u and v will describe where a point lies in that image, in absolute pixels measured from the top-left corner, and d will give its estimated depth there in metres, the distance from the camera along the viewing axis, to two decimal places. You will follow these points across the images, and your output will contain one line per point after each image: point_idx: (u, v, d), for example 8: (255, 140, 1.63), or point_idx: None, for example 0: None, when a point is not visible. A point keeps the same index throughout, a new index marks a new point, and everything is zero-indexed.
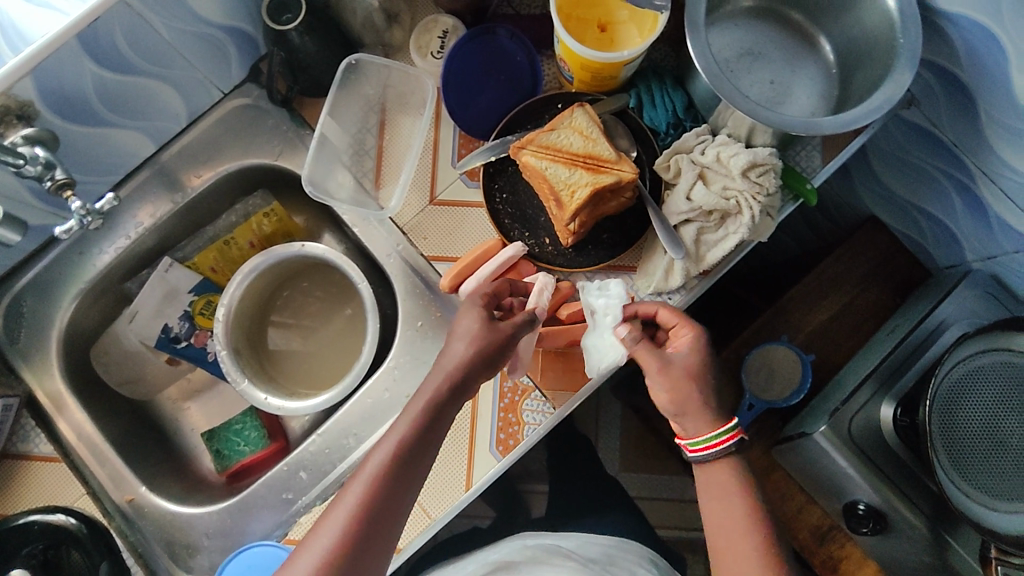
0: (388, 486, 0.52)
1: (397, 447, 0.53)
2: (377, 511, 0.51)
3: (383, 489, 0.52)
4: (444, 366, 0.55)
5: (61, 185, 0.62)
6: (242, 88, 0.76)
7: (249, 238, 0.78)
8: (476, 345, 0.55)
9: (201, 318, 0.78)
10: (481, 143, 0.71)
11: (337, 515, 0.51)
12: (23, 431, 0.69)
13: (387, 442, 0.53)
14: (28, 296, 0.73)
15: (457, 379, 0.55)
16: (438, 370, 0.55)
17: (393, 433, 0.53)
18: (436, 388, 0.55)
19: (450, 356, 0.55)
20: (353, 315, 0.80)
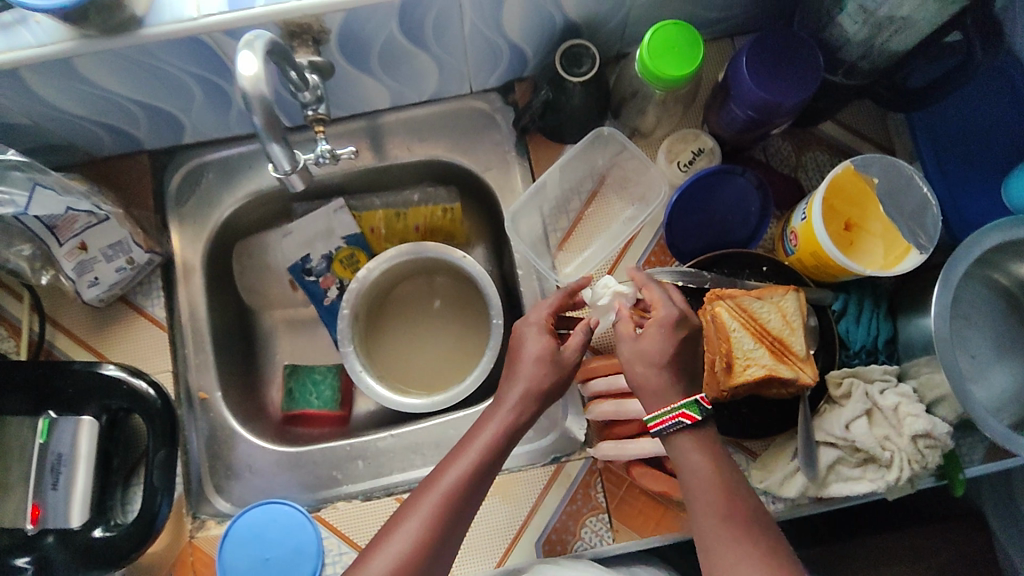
0: (460, 504, 0.51)
1: (456, 483, 0.52)
2: (450, 525, 0.51)
3: (455, 506, 0.51)
4: (508, 418, 0.55)
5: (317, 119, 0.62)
6: (489, 94, 0.78)
7: (418, 221, 0.81)
8: (542, 379, 0.56)
9: (338, 266, 0.81)
10: (672, 261, 0.71)
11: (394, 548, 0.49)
12: (149, 286, 0.72)
13: (445, 476, 0.52)
14: (214, 171, 0.76)
15: (521, 419, 0.55)
16: (504, 417, 0.55)
17: (452, 468, 0.52)
18: (504, 417, 0.55)
19: (516, 402, 0.55)
20: (470, 334, 0.80)
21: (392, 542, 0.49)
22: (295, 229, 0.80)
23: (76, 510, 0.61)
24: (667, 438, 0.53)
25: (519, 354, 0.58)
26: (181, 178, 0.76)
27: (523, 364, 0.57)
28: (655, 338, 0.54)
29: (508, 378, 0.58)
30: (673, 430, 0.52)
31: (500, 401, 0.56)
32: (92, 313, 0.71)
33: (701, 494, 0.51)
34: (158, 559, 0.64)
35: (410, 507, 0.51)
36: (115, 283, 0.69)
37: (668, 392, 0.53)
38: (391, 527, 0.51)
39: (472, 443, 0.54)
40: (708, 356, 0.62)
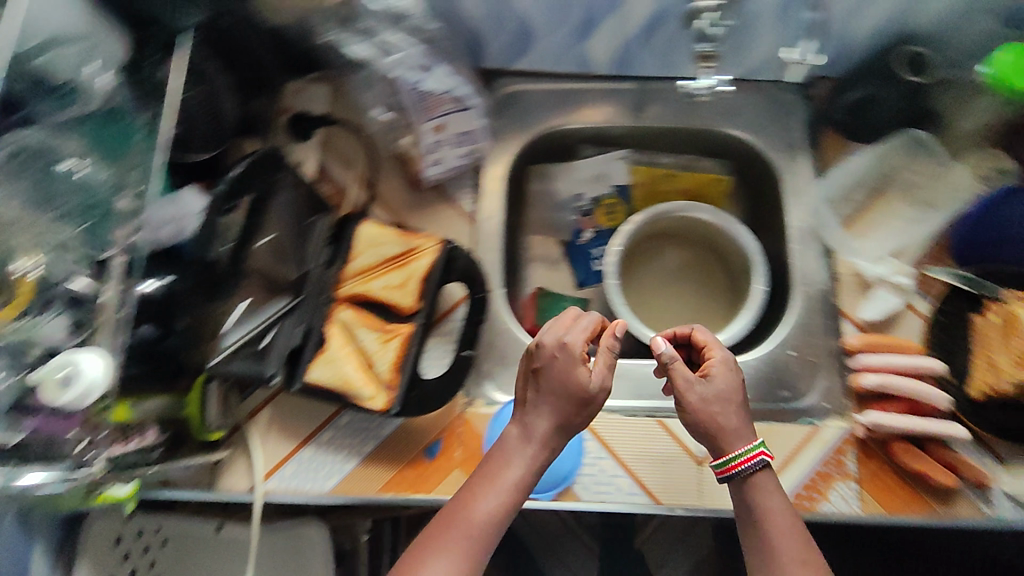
0: (498, 515, 0.57)
1: (494, 511, 0.56)
2: (486, 535, 0.56)
3: (494, 524, 0.56)
4: (556, 417, 0.59)
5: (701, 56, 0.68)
6: (786, 88, 0.84)
7: (685, 185, 0.87)
8: (553, 424, 0.59)
9: (602, 212, 0.87)
10: (948, 263, 0.75)
11: (456, 553, 0.54)
12: (463, 182, 0.78)
13: (479, 496, 0.57)
14: (529, 100, 0.83)
15: (564, 420, 0.60)
16: (550, 420, 0.59)
17: (482, 501, 0.57)
18: (520, 442, 0.59)
19: (541, 454, 0.59)
20: (711, 303, 0.85)
21: (443, 561, 0.54)
22: (576, 167, 0.86)
23: (238, 313, 0.61)
24: (748, 477, 0.56)
25: (551, 380, 0.60)
26: (502, 98, 0.83)
27: (569, 379, 0.59)
28: (724, 373, 0.60)
29: (536, 394, 0.60)
30: (757, 468, 0.56)
31: (563, 411, 0.60)
32: (411, 193, 0.77)
33: (779, 515, 0.55)
34: (437, 418, 0.69)
35: (452, 522, 0.56)
36: (449, 167, 0.75)
37: (742, 432, 0.57)
38: (446, 533, 0.56)
39: (510, 477, 0.58)
40: (987, 354, 0.68)
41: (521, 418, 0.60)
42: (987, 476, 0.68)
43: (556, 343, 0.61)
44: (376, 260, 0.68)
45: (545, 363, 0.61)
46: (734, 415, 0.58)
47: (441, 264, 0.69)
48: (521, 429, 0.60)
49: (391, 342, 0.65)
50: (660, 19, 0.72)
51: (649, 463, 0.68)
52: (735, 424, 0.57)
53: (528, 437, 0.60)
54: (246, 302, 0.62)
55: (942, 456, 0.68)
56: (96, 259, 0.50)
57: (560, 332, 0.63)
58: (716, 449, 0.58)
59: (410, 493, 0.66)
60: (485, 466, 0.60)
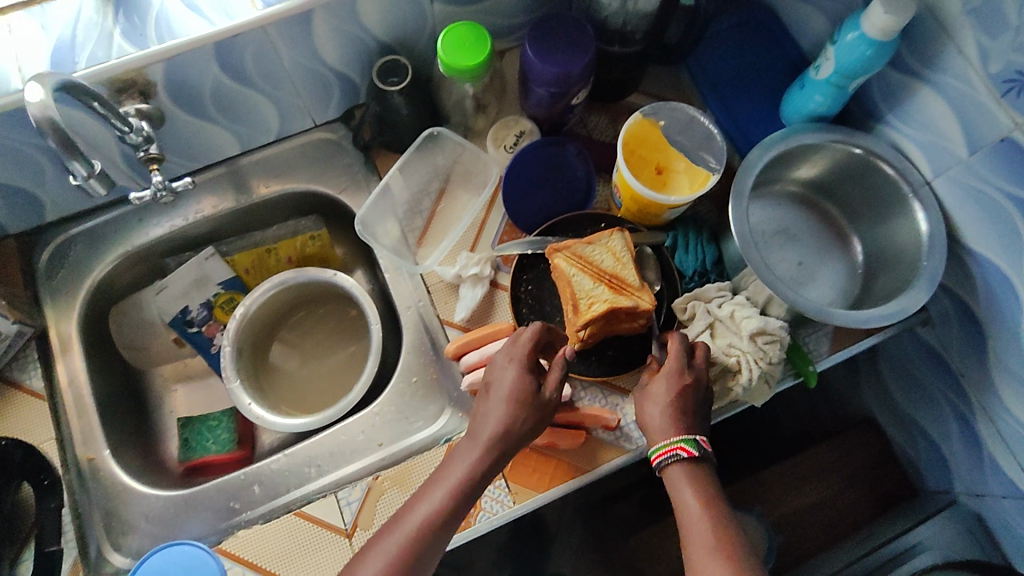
0: (438, 522, 0.55)
1: (428, 517, 0.55)
2: (425, 542, 0.55)
3: (424, 535, 0.55)
4: (502, 424, 0.58)
5: (151, 158, 0.67)
6: (331, 125, 0.84)
7: (288, 253, 0.84)
8: (504, 420, 0.58)
9: (219, 311, 0.84)
10: (523, 235, 0.76)
11: (381, 558, 0.54)
12: (23, 361, 0.72)
13: (400, 528, 0.55)
14: (81, 242, 0.79)
15: (503, 436, 0.58)
16: (496, 426, 0.58)
17: (423, 501, 0.57)
18: (470, 444, 0.59)
19: (488, 457, 0.58)
20: (353, 355, 0.84)
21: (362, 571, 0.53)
22: (166, 284, 0.81)
23: None
24: (664, 468, 0.59)
25: (495, 387, 0.61)
26: (47, 256, 0.78)
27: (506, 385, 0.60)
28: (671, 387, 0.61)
29: (485, 404, 0.60)
30: (672, 462, 0.58)
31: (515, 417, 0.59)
32: None
33: (687, 499, 0.57)
34: None
35: (382, 542, 0.55)
36: None
37: (665, 426, 0.60)
38: (389, 537, 0.55)
39: (446, 480, 0.57)
40: (564, 306, 0.68)
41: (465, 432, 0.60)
42: (616, 415, 0.68)
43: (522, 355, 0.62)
44: None
45: (501, 382, 0.61)
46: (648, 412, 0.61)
47: None
48: (472, 433, 0.60)
49: None
50: None
51: (296, 562, 0.64)
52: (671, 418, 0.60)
53: (476, 440, 0.59)
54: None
55: (566, 419, 0.67)
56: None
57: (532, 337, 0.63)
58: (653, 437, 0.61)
59: None
60: (434, 474, 0.59)
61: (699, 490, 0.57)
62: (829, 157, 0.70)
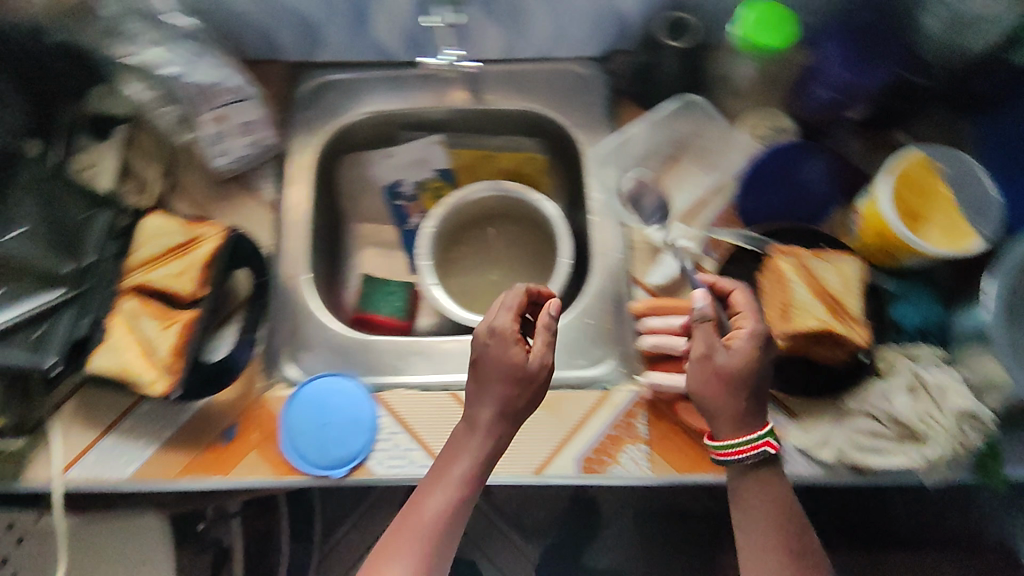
0: (452, 516, 0.57)
1: (445, 509, 0.57)
2: (449, 530, 0.57)
3: (446, 526, 0.57)
4: (498, 404, 0.58)
5: None
6: (590, 60, 0.84)
7: (508, 163, 0.87)
8: (499, 405, 0.58)
9: (427, 194, 0.89)
10: (740, 227, 0.74)
11: (410, 553, 0.56)
12: (263, 172, 0.80)
13: (415, 527, 0.57)
14: (337, 90, 0.85)
15: (506, 412, 0.58)
16: (493, 406, 0.58)
17: (430, 501, 0.58)
18: (472, 434, 0.59)
19: (490, 441, 0.59)
20: (531, 277, 0.87)
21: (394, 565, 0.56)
22: (393, 154, 0.88)
23: None
24: (754, 470, 0.59)
25: (485, 366, 0.59)
26: (306, 89, 0.84)
27: (496, 366, 0.58)
28: (748, 345, 0.57)
29: (478, 387, 0.59)
30: (757, 457, 0.57)
31: (508, 396, 0.58)
32: (212, 185, 0.79)
33: (768, 510, 0.58)
34: (234, 403, 0.72)
35: (402, 532, 0.57)
36: (238, 158, 0.77)
37: (756, 417, 0.58)
38: (403, 536, 0.57)
39: (448, 479, 0.58)
40: (769, 308, 0.67)
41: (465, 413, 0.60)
42: (777, 431, 0.67)
43: (509, 323, 0.60)
44: (156, 250, 0.70)
45: (485, 355, 0.59)
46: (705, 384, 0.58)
47: (226, 251, 0.72)
48: (469, 421, 0.59)
49: (172, 328, 0.68)
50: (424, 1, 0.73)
51: (441, 434, 0.70)
52: (741, 407, 0.57)
53: (474, 426, 0.59)
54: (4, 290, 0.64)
55: None
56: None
57: (513, 312, 0.61)
58: (723, 431, 0.58)
59: (204, 478, 0.68)
60: (439, 462, 0.59)
61: (781, 508, 0.59)
62: None
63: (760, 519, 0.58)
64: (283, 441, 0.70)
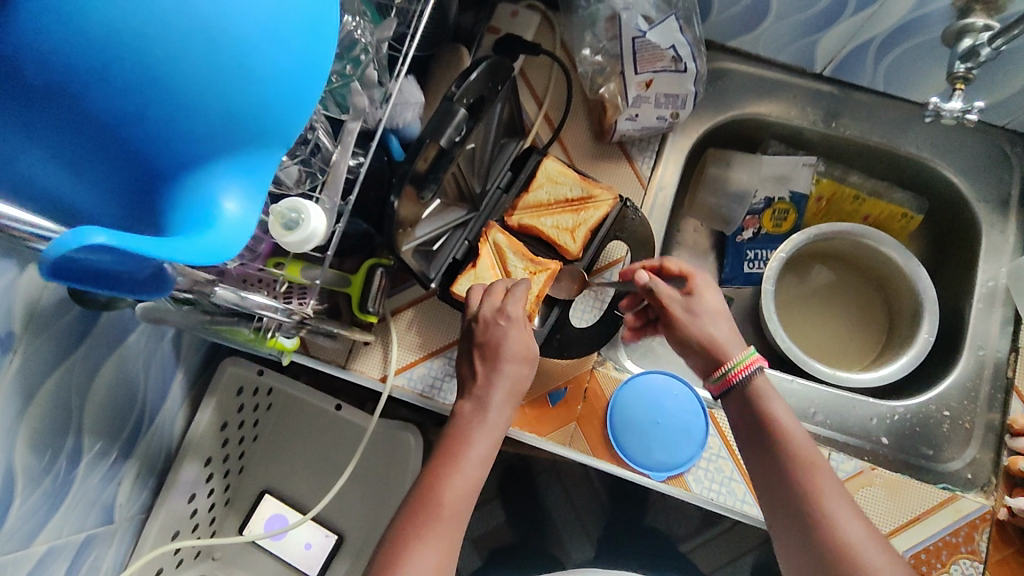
0: (465, 495, 0.52)
1: (458, 495, 0.52)
2: (451, 523, 0.51)
3: (455, 516, 0.51)
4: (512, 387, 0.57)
5: (957, 77, 0.63)
6: (1017, 135, 0.76)
7: (870, 211, 0.81)
8: (524, 366, 0.58)
9: (772, 213, 0.83)
10: None
11: (457, 516, 0.51)
12: (645, 145, 0.76)
13: (458, 472, 0.53)
14: (732, 80, 0.80)
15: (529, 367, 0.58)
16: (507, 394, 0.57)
17: (438, 498, 0.51)
18: (477, 427, 0.55)
19: (502, 423, 0.57)
20: (865, 337, 0.81)
21: (434, 539, 0.50)
22: (760, 161, 0.81)
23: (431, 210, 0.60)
24: (735, 393, 0.57)
25: (500, 355, 0.57)
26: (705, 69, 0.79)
27: (507, 366, 0.57)
28: (707, 288, 0.61)
29: (489, 386, 0.57)
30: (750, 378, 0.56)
31: (520, 379, 0.58)
32: (593, 143, 0.76)
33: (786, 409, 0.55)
34: (568, 368, 0.69)
35: (441, 476, 0.53)
36: (643, 126, 0.73)
37: (733, 346, 0.58)
38: (428, 515, 0.51)
39: (465, 461, 0.53)
40: None
41: (472, 394, 0.57)
42: None
43: (493, 310, 0.59)
44: (552, 197, 0.67)
45: (494, 340, 0.58)
46: (723, 329, 0.59)
47: (613, 220, 0.68)
48: (476, 400, 0.57)
49: (539, 275, 0.65)
50: (908, 34, 0.66)
51: None
52: (721, 337, 0.58)
53: (481, 406, 0.56)
54: (438, 201, 0.61)
55: None
56: (349, 110, 0.48)
57: (502, 299, 0.60)
58: (716, 362, 0.58)
59: (526, 431, 0.67)
60: (447, 447, 0.55)
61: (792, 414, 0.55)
62: None
63: (800, 509, 0.51)
64: (610, 427, 0.68)
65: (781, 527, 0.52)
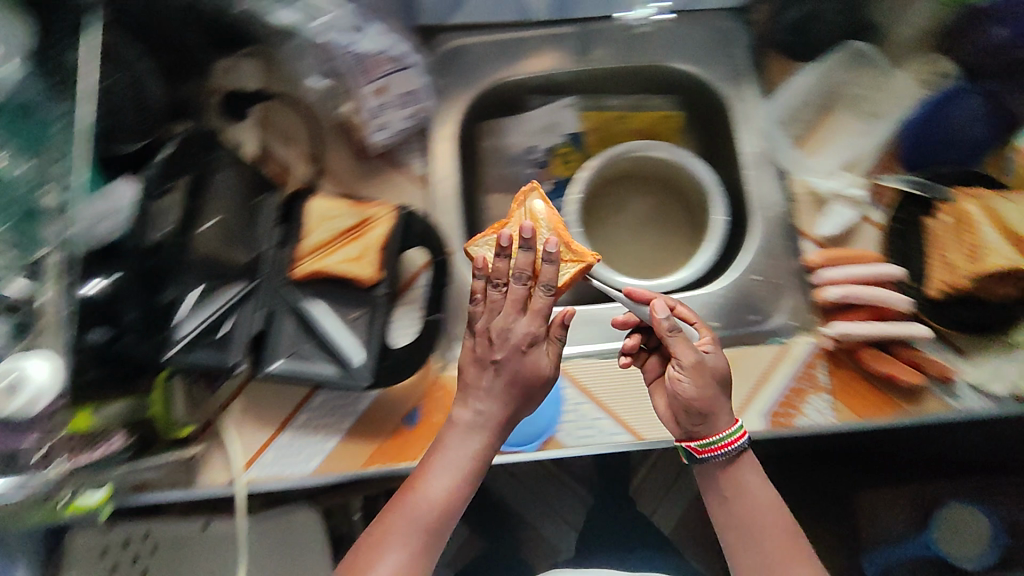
0: (425, 523, 0.58)
1: (418, 522, 0.57)
2: (408, 546, 0.57)
3: (413, 539, 0.57)
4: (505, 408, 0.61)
5: None
6: (728, 14, 0.83)
7: (639, 123, 0.85)
8: (497, 393, 0.61)
9: (557, 160, 0.86)
10: (900, 172, 0.76)
11: (404, 542, 0.57)
12: (412, 146, 0.76)
13: None
14: (469, 55, 0.81)
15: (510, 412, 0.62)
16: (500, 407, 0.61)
17: (389, 556, 0.56)
18: (449, 466, 0.60)
19: (471, 448, 0.61)
20: (678, 240, 0.86)
21: (387, 556, 0.56)
22: (524, 119, 0.85)
23: (190, 303, 0.58)
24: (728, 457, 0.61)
25: (515, 374, 0.61)
26: (442, 52, 0.81)
27: (520, 369, 0.61)
28: (715, 355, 0.62)
29: (486, 401, 0.62)
30: (736, 451, 0.61)
31: (510, 403, 0.62)
32: (361, 163, 0.75)
33: (774, 502, 0.62)
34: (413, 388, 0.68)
35: None
36: (397, 130, 0.73)
37: (724, 413, 0.61)
38: (389, 524, 0.58)
39: (430, 487, 0.59)
40: (946, 250, 0.68)
41: (466, 400, 0.63)
42: (954, 370, 0.70)
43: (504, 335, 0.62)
44: (328, 234, 0.66)
45: (517, 361, 0.61)
46: (723, 403, 0.61)
47: (397, 231, 0.67)
48: (456, 421, 0.62)
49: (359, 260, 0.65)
50: None
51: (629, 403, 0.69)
52: (714, 409, 0.60)
53: (470, 425, 0.61)
54: (200, 287, 0.59)
55: (905, 356, 0.70)
56: (29, 260, 0.48)
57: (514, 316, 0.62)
58: (699, 431, 0.61)
59: (395, 462, 0.66)
60: (409, 488, 0.59)
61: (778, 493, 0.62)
62: None
63: (755, 534, 0.61)
64: None
65: (731, 537, 0.62)
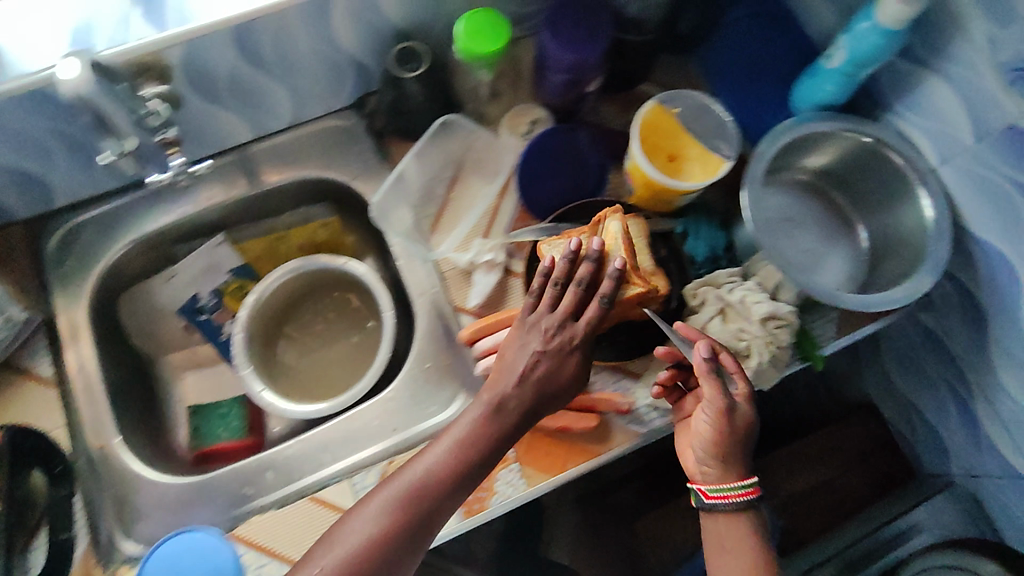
0: (399, 525, 0.59)
1: (379, 526, 0.59)
2: (373, 551, 0.58)
3: (380, 542, 0.58)
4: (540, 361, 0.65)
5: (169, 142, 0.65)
6: (344, 111, 0.81)
7: (300, 240, 0.83)
8: (463, 450, 0.62)
9: (229, 298, 0.83)
10: (537, 222, 0.75)
11: (358, 540, 0.58)
12: (33, 348, 0.72)
13: None
14: (86, 229, 0.77)
15: (477, 456, 0.62)
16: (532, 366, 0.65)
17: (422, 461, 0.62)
18: (449, 449, 0.62)
19: (472, 432, 0.63)
20: (368, 342, 0.82)
21: (342, 537, 0.59)
22: (175, 271, 0.81)
23: None
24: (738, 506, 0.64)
25: (513, 401, 0.64)
26: (51, 240, 0.76)
27: (526, 371, 0.65)
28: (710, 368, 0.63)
29: (439, 442, 0.63)
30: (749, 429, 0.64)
31: (471, 455, 0.62)
32: None
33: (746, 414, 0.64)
34: None
35: None
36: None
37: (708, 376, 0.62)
38: (343, 529, 0.60)
39: (413, 467, 0.62)
40: None
41: (487, 400, 0.65)
42: (627, 399, 0.71)
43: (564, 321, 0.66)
44: None
45: (544, 378, 0.65)
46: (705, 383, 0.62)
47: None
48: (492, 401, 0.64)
49: None
50: None
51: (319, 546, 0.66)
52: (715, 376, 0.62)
53: (487, 406, 0.64)
54: None
55: (577, 402, 0.71)
56: None
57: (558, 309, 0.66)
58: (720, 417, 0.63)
59: None
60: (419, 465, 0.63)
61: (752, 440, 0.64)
62: (840, 146, 0.72)
63: (700, 426, 0.65)
64: None
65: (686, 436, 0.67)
